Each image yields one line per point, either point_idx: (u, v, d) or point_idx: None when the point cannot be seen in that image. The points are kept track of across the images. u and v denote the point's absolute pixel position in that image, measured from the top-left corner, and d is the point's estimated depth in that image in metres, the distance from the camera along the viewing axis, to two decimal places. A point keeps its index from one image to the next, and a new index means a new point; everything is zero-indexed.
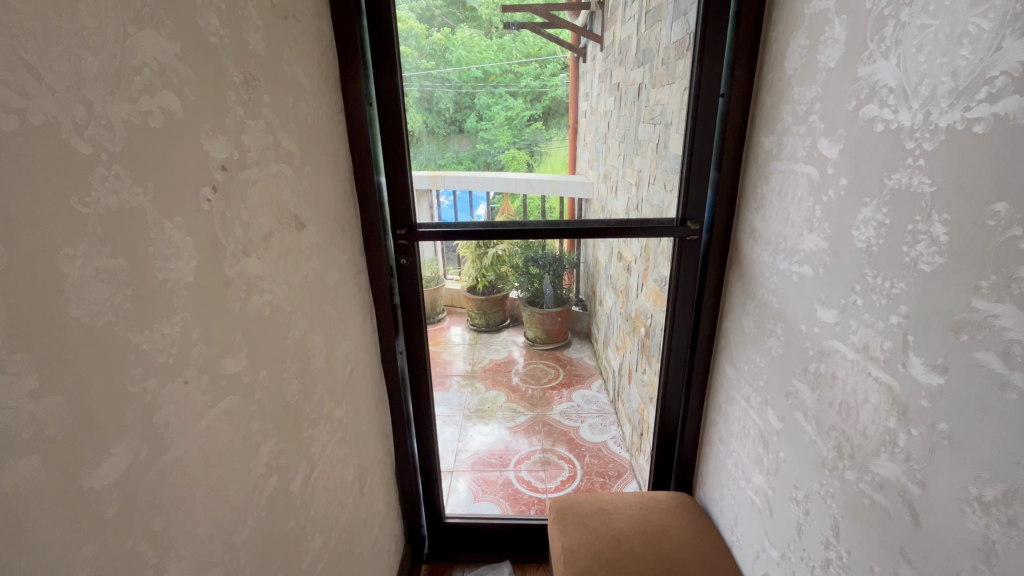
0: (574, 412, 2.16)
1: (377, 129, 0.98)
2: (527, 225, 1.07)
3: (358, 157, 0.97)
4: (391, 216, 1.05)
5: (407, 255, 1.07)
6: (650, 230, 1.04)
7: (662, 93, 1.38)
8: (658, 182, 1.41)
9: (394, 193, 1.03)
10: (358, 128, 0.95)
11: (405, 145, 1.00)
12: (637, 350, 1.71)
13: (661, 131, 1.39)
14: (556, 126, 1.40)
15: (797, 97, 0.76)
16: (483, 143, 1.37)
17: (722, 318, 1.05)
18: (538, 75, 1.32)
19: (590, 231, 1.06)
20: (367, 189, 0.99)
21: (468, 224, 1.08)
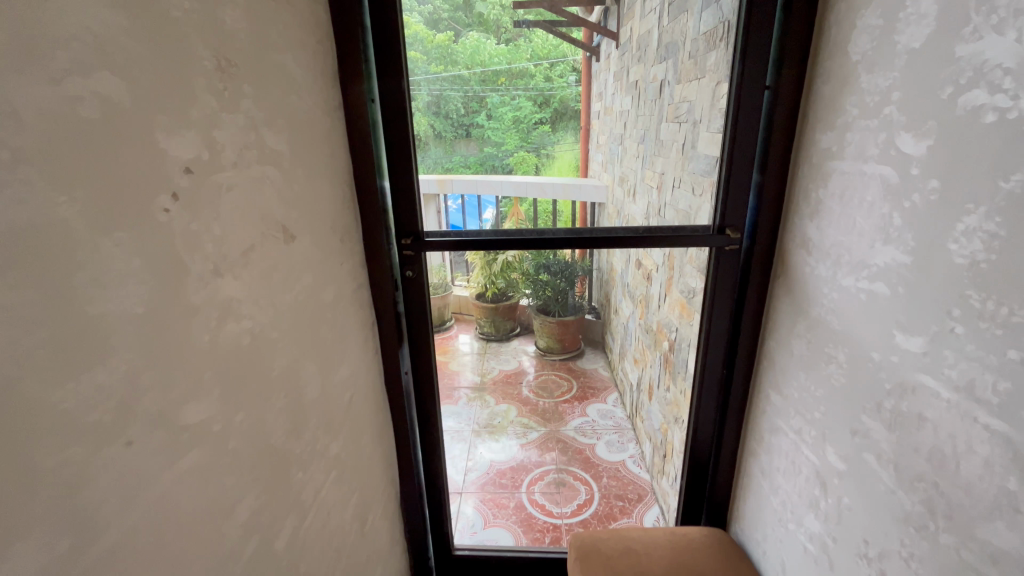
0: (590, 429, 2.05)
1: (380, 127, 0.88)
2: (545, 234, 0.97)
3: (358, 157, 0.87)
4: (395, 223, 0.95)
5: (413, 267, 0.98)
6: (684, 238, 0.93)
7: (688, 88, 1.28)
8: (683, 188, 1.31)
9: (398, 198, 0.93)
10: (358, 126, 0.85)
11: (411, 144, 0.90)
12: (658, 365, 1.60)
13: (687, 131, 1.29)
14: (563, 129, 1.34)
15: (867, 86, 0.65)
16: (492, 147, 1.28)
17: (764, 338, 0.94)
18: (549, 75, 1.26)
19: (618, 238, 0.95)
20: (369, 192, 0.89)
21: (480, 232, 0.97)
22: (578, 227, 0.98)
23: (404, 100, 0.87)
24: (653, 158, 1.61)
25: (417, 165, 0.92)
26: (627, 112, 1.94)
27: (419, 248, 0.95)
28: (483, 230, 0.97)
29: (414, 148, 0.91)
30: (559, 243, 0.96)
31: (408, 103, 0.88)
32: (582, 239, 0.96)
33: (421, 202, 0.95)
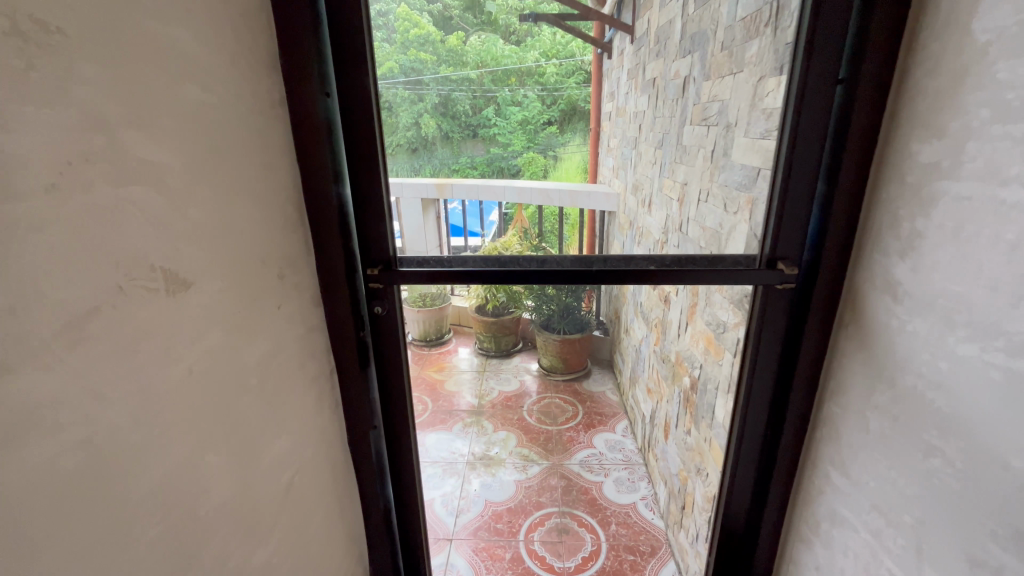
0: (597, 463, 1.85)
1: (338, 127, 0.69)
2: (545, 262, 0.78)
3: (309, 166, 0.68)
4: (360, 249, 0.76)
5: (383, 302, 0.79)
6: (725, 273, 0.74)
7: (720, 85, 1.09)
8: (711, 202, 1.12)
9: (363, 218, 0.74)
10: (308, 126, 0.66)
11: (379, 151, 0.72)
12: (677, 401, 1.40)
13: (718, 135, 1.09)
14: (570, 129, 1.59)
15: (1006, 76, 0.45)
16: (500, 148, 1.37)
17: (823, 399, 0.74)
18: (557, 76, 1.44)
19: (641, 271, 0.76)
20: (324, 212, 0.70)
21: (465, 259, 0.79)
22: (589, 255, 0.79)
23: (368, 93, 0.68)
24: (673, 165, 1.42)
25: (386, 177, 0.73)
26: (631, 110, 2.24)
27: (389, 280, 0.76)
28: (469, 257, 0.79)
29: (383, 155, 0.73)
30: (563, 276, 0.77)
31: (375, 98, 0.69)
32: (594, 271, 0.76)
33: (392, 222, 0.77)
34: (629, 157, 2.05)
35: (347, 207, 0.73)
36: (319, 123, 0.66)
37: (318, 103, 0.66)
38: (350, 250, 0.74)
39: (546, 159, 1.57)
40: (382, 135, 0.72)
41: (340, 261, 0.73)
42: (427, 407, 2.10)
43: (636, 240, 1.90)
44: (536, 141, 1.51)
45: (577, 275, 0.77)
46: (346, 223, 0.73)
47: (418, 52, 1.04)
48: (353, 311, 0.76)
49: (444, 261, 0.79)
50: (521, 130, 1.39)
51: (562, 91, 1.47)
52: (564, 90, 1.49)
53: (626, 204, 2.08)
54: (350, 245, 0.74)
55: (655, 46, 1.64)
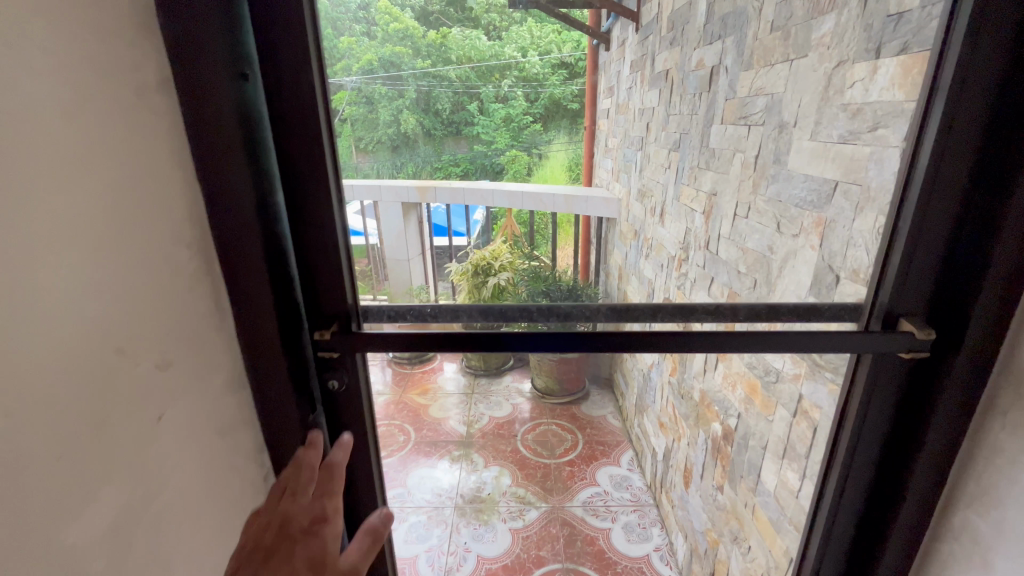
0: (602, 505, 1.65)
1: (264, 132, 0.47)
2: (560, 315, 0.58)
3: (218, 193, 0.44)
4: (306, 302, 0.54)
5: (341, 375, 0.56)
6: (825, 337, 0.52)
7: (765, 77, 0.89)
8: (757, 220, 0.91)
9: (308, 261, 0.52)
10: (212, 132, 0.42)
11: (328, 166, 0.50)
12: (702, 447, 1.21)
13: (764, 138, 0.89)
14: (553, 128, 1.47)
15: None
16: (482, 146, 1.27)
17: (954, 503, 0.54)
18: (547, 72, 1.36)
19: (714, 335, 0.53)
20: (245, 261, 0.47)
21: (461, 312, 0.59)
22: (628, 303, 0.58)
23: (310, 82, 0.46)
24: (695, 170, 1.22)
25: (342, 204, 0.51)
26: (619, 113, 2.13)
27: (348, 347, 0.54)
28: (455, 311, 0.59)
29: (335, 171, 0.51)
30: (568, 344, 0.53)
31: (319, 89, 0.47)
32: (641, 333, 0.53)
33: (351, 264, 0.55)
34: (632, 160, 1.85)
35: (284, 246, 0.50)
36: (234, 128, 0.43)
37: (229, 97, 0.42)
38: (292, 308, 0.52)
39: (530, 158, 1.48)
40: (331, 143, 0.50)
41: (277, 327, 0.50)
42: (410, 440, 1.83)
43: (643, 255, 1.71)
44: (521, 141, 1.41)
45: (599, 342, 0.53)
46: (282, 270, 0.50)
47: (399, 49, 0.95)
48: (299, 391, 0.54)
49: (416, 316, 0.59)
50: (505, 128, 1.31)
51: (545, 88, 1.38)
52: (547, 87, 1.39)
53: (630, 212, 1.87)
54: (291, 301, 0.52)
55: (667, 33, 1.44)
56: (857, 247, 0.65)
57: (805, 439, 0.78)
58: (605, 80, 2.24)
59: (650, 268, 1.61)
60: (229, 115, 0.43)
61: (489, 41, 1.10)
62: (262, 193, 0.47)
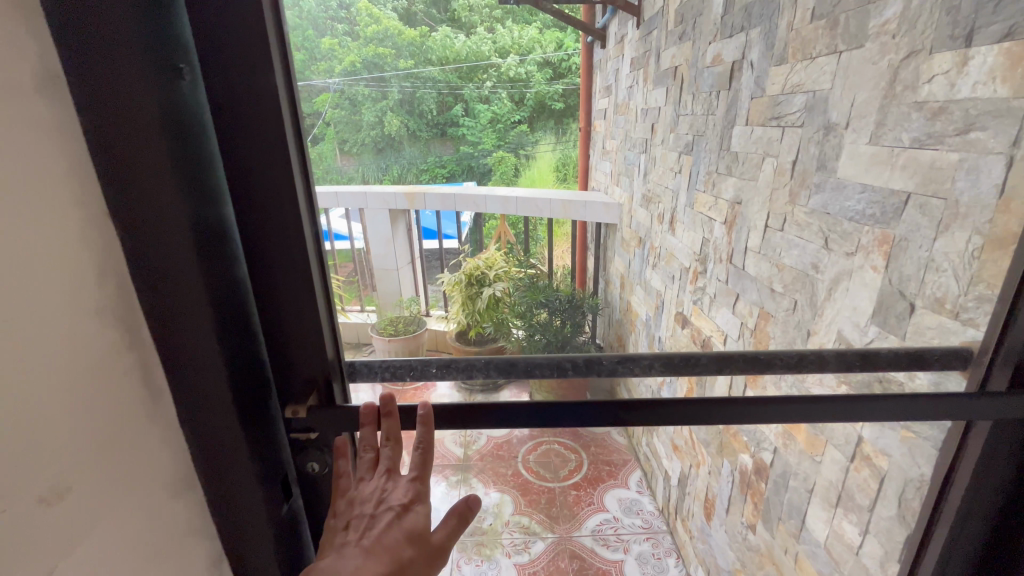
0: (612, 534, 1.54)
1: (208, 142, 0.35)
2: (596, 368, 0.50)
3: (146, 225, 0.32)
4: (272, 348, 0.44)
5: (323, 455, 0.46)
6: (925, 403, 0.43)
7: (803, 73, 0.79)
8: (797, 233, 0.81)
9: (276, 300, 0.42)
10: (132, 139, 0.30)
11: (299, 185, 0.39)
12: (727, 479, 1.10)
13: (803, 141, 0.79)
14: (540, 129, 1.70)
15: None
16: (468, 146, 1.40)
17: None
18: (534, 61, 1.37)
19: (767, 403, 0.46)
20: (187, 315, 0.34)
21: (475, 364, 0.50)
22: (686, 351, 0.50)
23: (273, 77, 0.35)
24: (712, 176, 1.12)
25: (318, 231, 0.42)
26: (614, 116, 2.01)
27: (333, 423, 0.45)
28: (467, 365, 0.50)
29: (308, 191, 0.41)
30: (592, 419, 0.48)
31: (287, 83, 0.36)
32: (678, 401, 0.47)
33: (330, 300, 0.46)
34: (634, 163, 1.74)
35: (240, 287, 0.39)
36: (165, 134, 0.31)
37: (157, 91, 0.30)
38: (255, 364, 0.41)
39: (517, 159, 1.71)
40: (302, 155, 0.40)
41: (238, 398, 0.38)
42: None
43: (650, 265, 1.60)
44: (508, 143, 1.60)
45: (627, 415, 0.48)
46: (239, 321, 0.39)
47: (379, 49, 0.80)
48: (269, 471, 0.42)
49: (420, 372, 0.50)
50: (492, 131, 1.43)
51: (531, 90, 1.47)
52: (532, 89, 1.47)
53: (633, 219, 1.77)
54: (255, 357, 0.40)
55: (676, 27, 1.33)
56: (942, 272, 0.55)
57: (868, 489, 0.67)
58: (601, 79, 2.13)
59: (660, 279, 1.51)
60: (158, 117, 0.30)
61: (466, 38, 0.99)
62: (209, 224, 0.35)
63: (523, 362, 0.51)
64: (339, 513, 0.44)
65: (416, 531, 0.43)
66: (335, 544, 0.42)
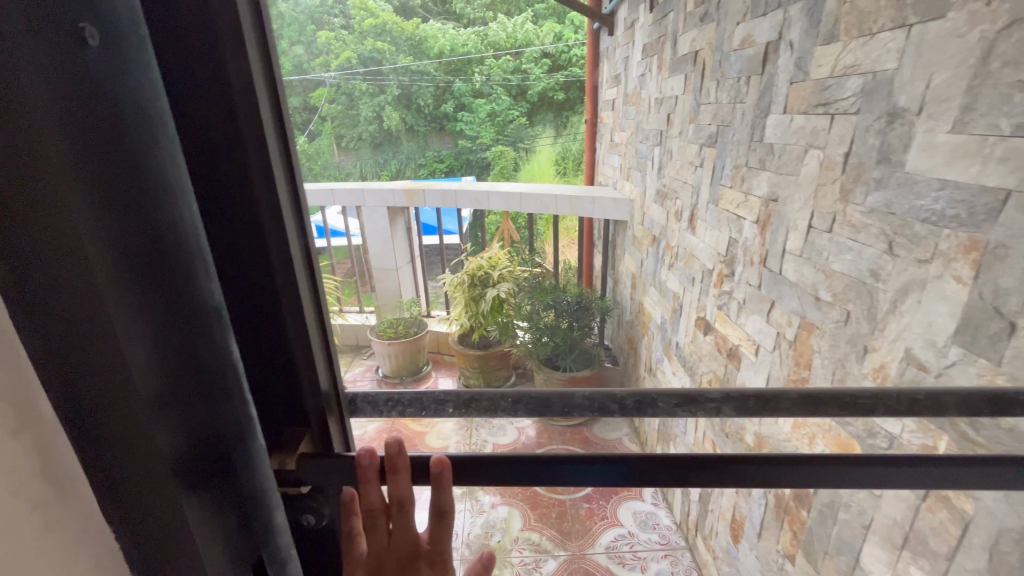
0: (628, 550, 1.46)
1: (146, 129, 0.25)
2: (647, 412, 0.44)
3: (47, 252, 0.22)
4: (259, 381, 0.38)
5: (320, 508, 0.40)
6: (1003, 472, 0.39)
7: (859, 52, 0.69)
8: (850, 236, 0.71)
9: (260, 318, 0.37)
10: (10, 119, 0.20)
11: (281, 184, 0.33)
12: (759, 501, 1.01)
13: (858, 130, 0.70)
14: (540, 124, 1.92)
15: None
16: (467, 142, 1.71)
17: None
18: (524, 74, 1.76)
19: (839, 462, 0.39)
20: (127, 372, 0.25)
21: (501, 402, 0.43)
22: (763, 390, 0.43)
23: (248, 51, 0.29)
24: (740, 170, 1.03)
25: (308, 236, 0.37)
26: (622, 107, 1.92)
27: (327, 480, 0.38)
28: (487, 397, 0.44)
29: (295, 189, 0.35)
30: (633, 477, 0.39)
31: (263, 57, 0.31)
32: (732, 457, 0.39)
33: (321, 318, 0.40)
34: (646, 156, 1.65)
35: (199, 324, 0.30)
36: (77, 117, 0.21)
37: (62, 52, 0.20)
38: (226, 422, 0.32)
39: (516, 153, 1.91)
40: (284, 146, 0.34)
41: (205, 460, 0.30)
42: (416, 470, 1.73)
43: (666, 265, 1.51)
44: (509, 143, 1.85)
45: (688, 475, 0.39)
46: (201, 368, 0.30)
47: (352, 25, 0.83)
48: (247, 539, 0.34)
49: (435, 410, 0.44)
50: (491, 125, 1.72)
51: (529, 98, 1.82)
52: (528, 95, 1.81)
53: (646, 216, 1.68)
54: (232, 403, 0.32)
55: (695, 8, 1.24)
56: None
57: (947, 536, 0.58)
58: (609, 69, 2.04)
59: (677, 280, 1.42)
60: (58, 86, 0.20)
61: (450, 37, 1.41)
62: (150, 247, 0.25)
63: (561, 404, 0.43)
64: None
65: None
66: None
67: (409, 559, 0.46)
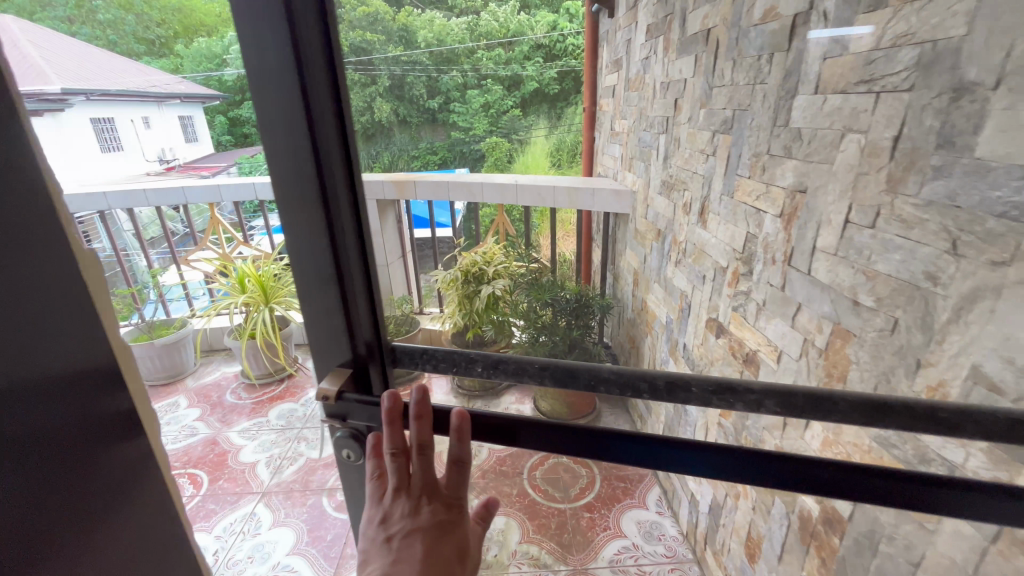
0: (633, 563, 1.38)
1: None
2: (680, 395, 0.47)
3: None
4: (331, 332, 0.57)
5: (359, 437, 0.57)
6: None
7: (915, 16, 0.59)
8: (900, 232, 0.62)
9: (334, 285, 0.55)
10: None
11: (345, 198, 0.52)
12: (779, 520, 0.93)
13: (911, 108, 0.60)
14: (537, 109, 1.33)
15: None
16: (464, 132, 1.10)
17: None
18: (523, 57, 1.21)
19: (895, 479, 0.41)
20: None
21: (529, 368, 0.52)
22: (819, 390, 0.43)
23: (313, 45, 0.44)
24: (760, 158, 0.93)
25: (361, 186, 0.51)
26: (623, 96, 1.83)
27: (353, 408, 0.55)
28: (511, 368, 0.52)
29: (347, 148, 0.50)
30: (720, 470, 0.45)
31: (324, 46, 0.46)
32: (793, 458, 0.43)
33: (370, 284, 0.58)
34: (649, 145, 1.56)
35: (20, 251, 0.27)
36: None
37: None
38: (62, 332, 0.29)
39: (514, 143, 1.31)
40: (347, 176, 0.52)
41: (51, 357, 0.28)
42: None
43: (672, 261, 1.42)
44: (501, 124, 1.24)
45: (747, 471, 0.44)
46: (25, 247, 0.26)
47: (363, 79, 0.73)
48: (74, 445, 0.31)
49: (465, 368, 0.53)
50: (484, 110, 1.13)
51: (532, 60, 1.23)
52: (529, 68, 1.24)
53: (650, 209, 1.58)
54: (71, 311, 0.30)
55: None
56: None
57: None
58: (610, 54, 1.94)
59: (685, 277, 1.33)
60: None
61: None
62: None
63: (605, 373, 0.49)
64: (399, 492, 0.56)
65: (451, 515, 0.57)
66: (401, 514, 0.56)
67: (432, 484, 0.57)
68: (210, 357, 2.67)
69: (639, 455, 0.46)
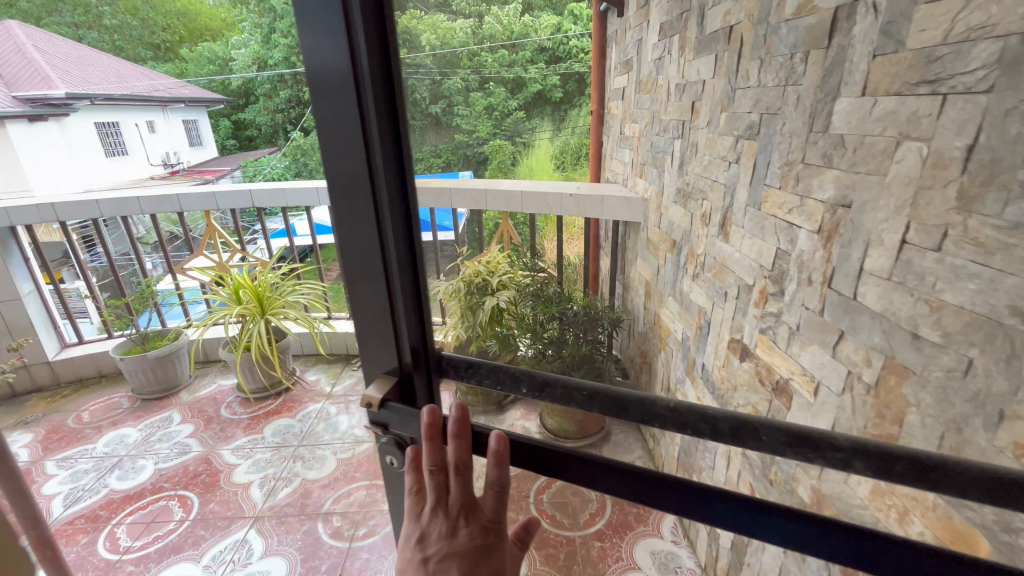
0: None
1: None
2: (749, 443, 0.47)
3: None
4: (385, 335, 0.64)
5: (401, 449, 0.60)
6: None
7: (991, 6, 0.51)
8: (973, 256, 0.53)
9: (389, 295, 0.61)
10: None
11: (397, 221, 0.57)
12: (815, 567, 0.84)
13: (989, 111, 0.51)
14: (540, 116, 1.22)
15: None
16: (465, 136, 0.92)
17: None
18: (527, 60, 1.11)
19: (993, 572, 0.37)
20: None
21: (575, 394, 0.56)
22: (915, 453, 0.41)
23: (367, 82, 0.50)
24: (791, 168, 0.85)
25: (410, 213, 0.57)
26: (632, 100, 1.74)
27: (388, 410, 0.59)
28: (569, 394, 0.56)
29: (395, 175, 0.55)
30: (792, 540, 0.42)
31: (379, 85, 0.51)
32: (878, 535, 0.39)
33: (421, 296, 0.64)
34: (663, 150, 1.47)
35: None
36: None
37: None
38: None
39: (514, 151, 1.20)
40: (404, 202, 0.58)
41: None
42: None
43: (688, 275, 1.33)
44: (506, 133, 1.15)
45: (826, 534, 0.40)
46: None
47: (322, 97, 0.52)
48: None
49: (511, 385, 0.59)
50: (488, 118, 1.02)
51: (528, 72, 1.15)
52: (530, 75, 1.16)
53: (664, 218, 1.49)
54: None
55: None
56: None
57: None
58: (619, 56, 1.85)
59: (703, 293, 1.24)
60: None
61: None
62: None
63: (672, 407, 0.50)
64: (436, 516, 0.56)
65: (486, 546, 0.55)
66: (439, 542, 0.55)
67: (469, 515, 0.55)
68: (205, 369, 2.59)
69: (684, 504, 0.45)
